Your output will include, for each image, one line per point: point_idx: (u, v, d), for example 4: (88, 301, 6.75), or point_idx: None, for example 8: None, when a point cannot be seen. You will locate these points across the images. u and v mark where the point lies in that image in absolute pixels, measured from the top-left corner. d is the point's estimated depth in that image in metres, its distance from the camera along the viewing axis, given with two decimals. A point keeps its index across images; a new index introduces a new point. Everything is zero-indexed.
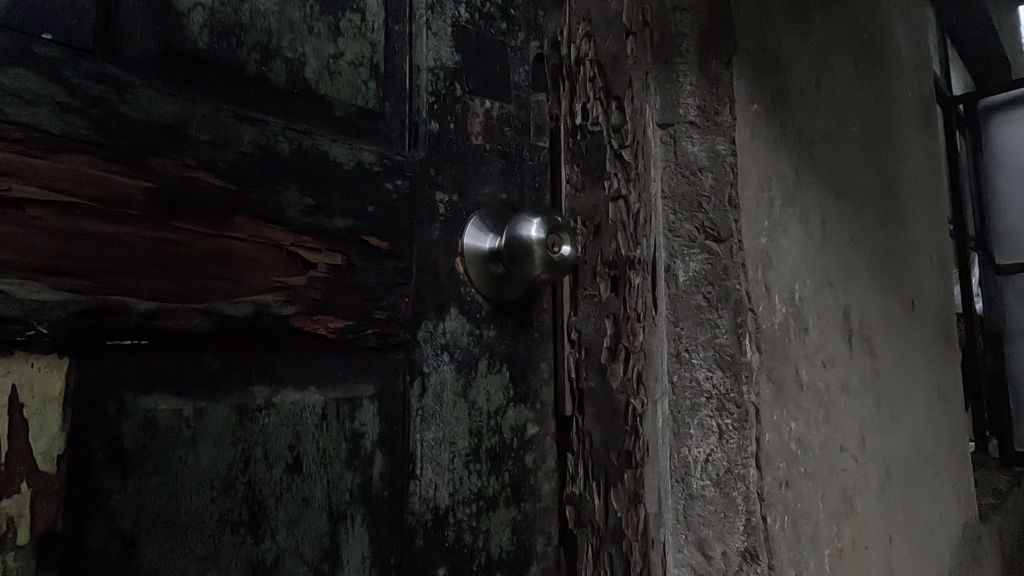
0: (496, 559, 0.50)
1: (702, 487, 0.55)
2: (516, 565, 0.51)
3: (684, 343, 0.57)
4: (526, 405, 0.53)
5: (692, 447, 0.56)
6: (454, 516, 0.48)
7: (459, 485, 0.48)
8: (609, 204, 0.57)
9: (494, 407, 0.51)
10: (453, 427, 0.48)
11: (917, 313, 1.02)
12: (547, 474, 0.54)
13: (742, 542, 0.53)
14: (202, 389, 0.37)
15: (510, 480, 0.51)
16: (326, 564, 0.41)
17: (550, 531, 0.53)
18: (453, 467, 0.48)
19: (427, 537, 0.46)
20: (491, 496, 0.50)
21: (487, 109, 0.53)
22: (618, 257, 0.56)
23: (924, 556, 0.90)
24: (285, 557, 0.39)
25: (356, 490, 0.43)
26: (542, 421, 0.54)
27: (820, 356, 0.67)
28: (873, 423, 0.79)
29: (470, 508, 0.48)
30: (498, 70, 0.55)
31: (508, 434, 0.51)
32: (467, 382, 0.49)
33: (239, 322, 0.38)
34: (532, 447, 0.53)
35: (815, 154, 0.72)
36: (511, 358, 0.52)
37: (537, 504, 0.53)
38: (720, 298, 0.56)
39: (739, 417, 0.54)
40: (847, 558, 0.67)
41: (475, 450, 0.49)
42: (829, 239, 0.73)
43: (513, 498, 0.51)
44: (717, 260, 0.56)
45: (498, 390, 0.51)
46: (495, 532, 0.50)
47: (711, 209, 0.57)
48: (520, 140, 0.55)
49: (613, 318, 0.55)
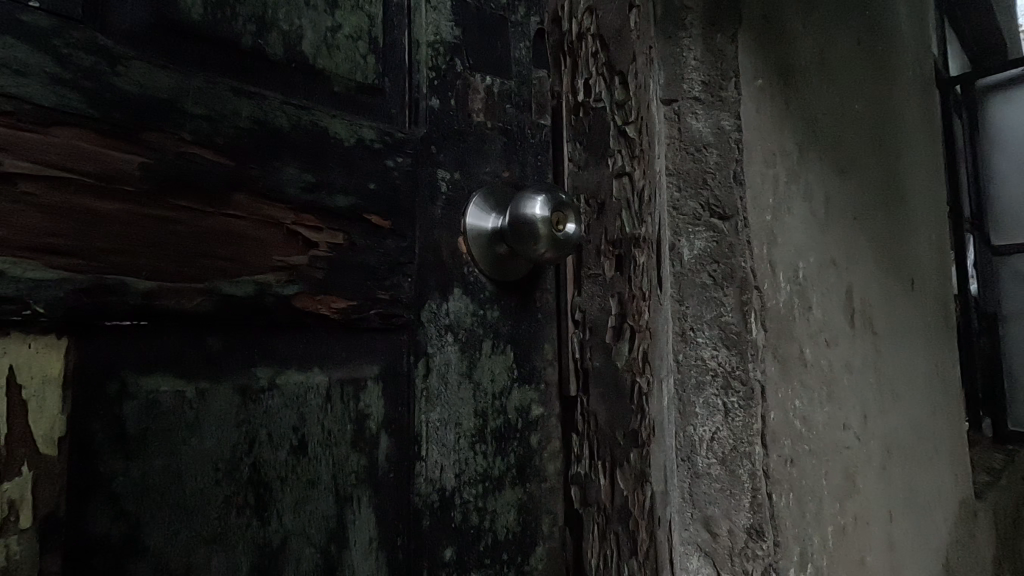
0: (503, 539, 0.50)
1: (707, 465, 0.55)
2: (523, 546, 0.51)
3: (689, 321, 0.56)
4: (531, 385, 0.52)
5: (698, 425, 0.56)
6: (461, 496, 0.47)
7: (464, 466, 0.48)
8: (612, 181, 0.55)
9: (499, 387, 0.50)
10: (458, 408, 0.48)
11: (916, 293, 1.02)
12: (551, 454, 0.53)
13: (748, 519, 0.53)
14: (205, 370, 0.36)
15: (515, 461, 0.51)
16: (332, 546, 0.40)
17: (554, 510, 0.53)
18: (460, 447, 0.48)
19: (434, 518, 0.46)
20: (497, 477, 0.50)
21: (487, 85, 0.52)
22: (622, 236, 0.55)
23: (923, 533, 0.91)
24: (292, 540, 0.38)
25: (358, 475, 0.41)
26: (546, 401, 0.53)
27: (823, 335, 0.67)
28: (874, 402, 0.80)
29: (476, 488, 0.48)
30: (499, 45, 0.53)
31: (513, 415, 0.51)
32: (472, 361, 0.49)
33: (242, 302, 0.37)
34: (536, 427, 0.52)
35: (818, 131, 0.72)
36: (515, 338, 0.52)
37: (542, 484, 0.52)
38: (725, 276, 0.55)
39: (745, 395, 0.54)
40: (850, 534, 0.67)
41: (480, 430, 0.49)
42: (831, 217, 0.73)
43: (519, 479, 0.51)
44: (722, 237, 0.56)
45: (502, 369, 0.51)
46: (502, 512, 0.50)
47: (715, 186, 0.56)
48: (521, 117, 0.54)
49: (618, 297, 0.54)
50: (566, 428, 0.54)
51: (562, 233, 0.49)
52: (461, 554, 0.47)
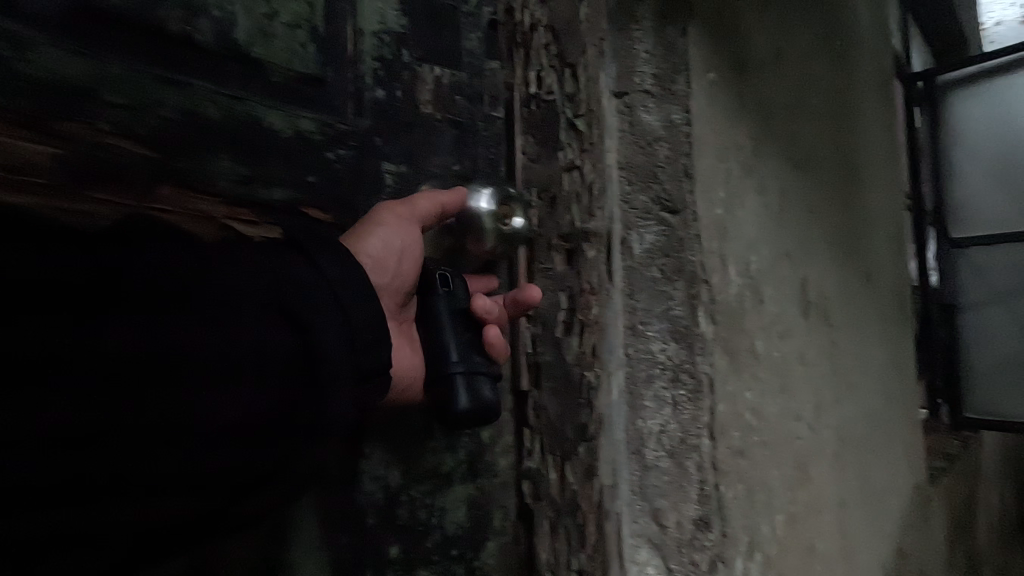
0: (454, 535, 0.49)
1: (656, 457, 0.54)
2: (473, 541, 0.51)
3: (639, 315, 0.54)
4: None
5: (647, 419, 0.54)
6: (408, 494, 0.47)
7: (413, 462, 0.47)
8: (563, 175, 0.55)
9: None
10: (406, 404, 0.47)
11: (873, 284, 1.04)
12: (504, 449, 0.54)
13: (696, 510, 0.53)
14: (214, 383, 0.32)
15: (467, 456, 0.51)
16: (273, 545, 0.40)
17: (507, 505, 0.53)
18: (407, 442, 0.47)
19: (379, 516, 0.45)
20: (447, 473, 0.49)
21: (436, 77, 0.51)
22: (573, 230, 0.54)
23: (876, 518, 0.94)
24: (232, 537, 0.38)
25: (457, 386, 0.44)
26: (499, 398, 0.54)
27: (776, 327, 0.68)
28: (828, 392, 0.81)
29: (425, 486, 0.48)
30: (450, 36, 0.53)
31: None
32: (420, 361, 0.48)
33: (226, 297, 0.33)
34: (488, 423, 0.53)
35: (773, 125, 0.72)
36: None
37: (494, 479, 0.53)
38: (675, 270, 0.55)
39: (693, 388, 0.54)
40: (800, 521, 0.68)
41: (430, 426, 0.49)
42: (786, 210, 0.74)
43: (470, 474, 0.51)
44: (671, 231, 0.55)
45: None
46: (452, 508, 0.49)
47: (666, 180, 0.55)
48: (473, 110, 0.54)
49: (568, 291, 0.54)
50: (518, 424, 0.54)
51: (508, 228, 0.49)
52: (409, 552, 0.46)
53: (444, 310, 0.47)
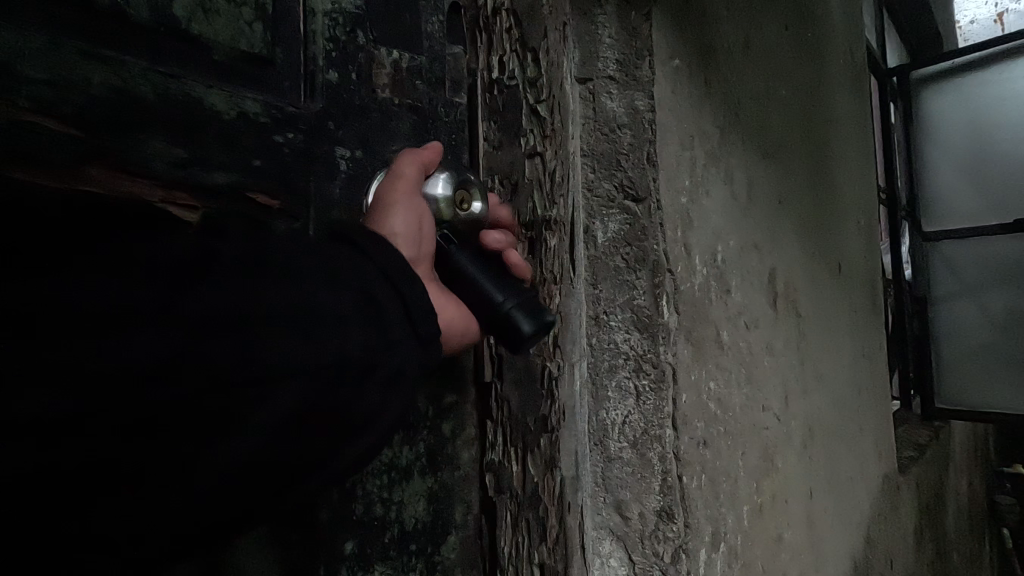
0: (412, 530, 0.47)
1: (619, 448, 0.53)
2: (434, 536, 0.49)
3: (602, 305, 0.55)
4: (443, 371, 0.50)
5: (610, 409, 0.54)
6: (363, 488, 0.45)
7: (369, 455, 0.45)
8: (525, 162, 0.53)
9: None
10: None
11: (844, 277, 1.05)
12: (466, 442, 0.52)
13: (658, 502, 0.52)
14: (284, 360, 0.26)
15: (426, 449, 0.49)
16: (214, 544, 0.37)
17: (470, 498, 0.52)
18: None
19: (332, 512, 0.43)
20: (405, 468, 0.47)
21: (394, 60, 0.49)
22: (535, 217, 0.53)
23: (844, 507, 0.94)
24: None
25: (511, 309, 0.41)
26: (461, 390, 0.52)
27: (743, 317, 0.68)
28: (796, 382, 0.81)
29: (382, 479, 0.46)
30: (407, 17, 0.50)
31: (424, 403, 0.49)
32: None
33: (264, 274, 0.27)
34: (450, 415, 0.51)
35: (741, 115, 0.72)
36: None
37: (455, 473, 0.51)
38: (638, 259, 0.54)
39: (656, 378, 0.52)
40: (766, 511, 0.68)
41: None
42: (754, 200, 0.73)
43: (430, 467, 0.49)
44: (635, 220, 0.54)
45: None
46: (411, 501, 0.47)
47: (629, 167, 0.54)
48: (434, 94, 0.52)
49: (530, 280, 0.52)
50: (482, 417, 0.52)
51: (467, 211, 0.45)
52: (364, 547, 0.44)
53: (467, 260, 0.43)
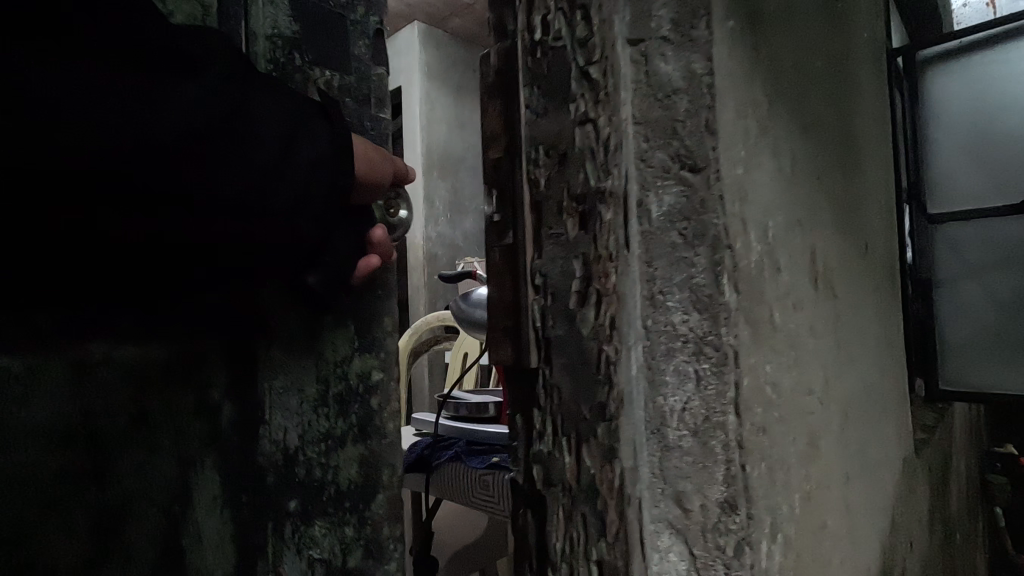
0: (346, 489, 0.60)
1: (679, 438, 0.49)
2: (367, 491, 0.62)
3: (658, 284, 0.50)
4: (371, 354, 0.62)
5: (669, 395, 0.50)
6: (304, 454, 0.58)
7: (308, 427, 0.58)
8: (575, 129, 0.49)
9: (338, 356, 0.60)
10: (302, 378, 0.58)
11: (870, 257, 1.03)
12: (391, 414, 0.64)
13: (722, 493, 0.49)
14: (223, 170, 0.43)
15: (356, 421, 0.61)
16: (174, 505, 0.47)
17: (393, 462, 0.64)
18: (302, 408, 0.58)
19: (280, 474, 0.56)
20: (339, 435, 0.60)
21: (328, 81, 0.59)
22: (587, 189, 0.49)
23: (874, 491, 0.93)
24: (134, 501, 0.44)
25: (314, 280, 0.55)
26: (386, 368, 0.64)
27: (790, 298, 0.64)
28: (834, 366, 0.79)
29: (318, 446, 0.58)
30: (338, 47, 0.61)
31: (354, 381, 0.61)
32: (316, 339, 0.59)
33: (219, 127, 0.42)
34: (375, 391, 0.63)
35: (784, 86, 0.68)
36: (356, 314, 0.62)
37: (383, 441, 0.63)
38: (697, 234, 0.50)
39: (717, 361, 0.49)
40: (814, 499, 0.66)
41: (323, 394, 0.59)
42: (797, 175, 0.70)
43: (359, 436, 0.61)
44: (692, 192, 0.50)
45: (344, 342, 0.61)
46: (346, 464, 0.60)
47: (687, 135, 0.50)
48: (361, 108, 0.63)
49: (582, 258, 0.49)
50: (513, 410, 0.55)
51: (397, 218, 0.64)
52: (305, 505, 0.58)
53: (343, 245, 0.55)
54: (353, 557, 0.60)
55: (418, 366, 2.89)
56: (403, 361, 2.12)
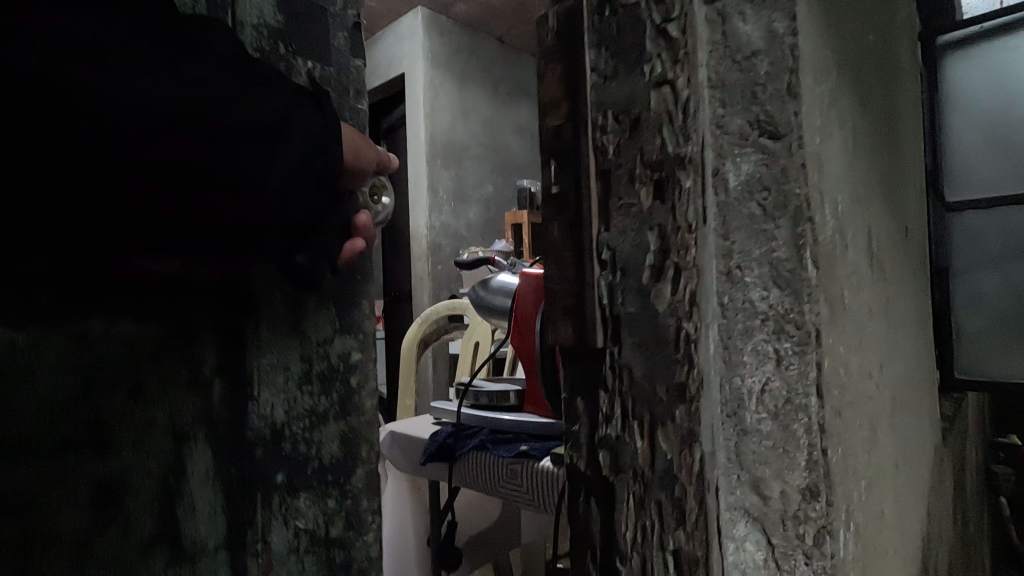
0: (328, 464, 0.52)
1: (757, 421, 0.47)
2: (346, 467, 0.53)
3: (735, 258, 0.47)
4: (350, 333, 0.53)
5: (746, 376, 0.47)
6: (292, 429, 0.50)
7: (295, 405, 0.50)
8: (650, 92, 0.46)
9: (321, 337, 0.52)
10: (287, 354, 0.50)
11: (910, 241, 1.00)
12: (371, 392, 0.55)
13: (803, 479, 0.46)
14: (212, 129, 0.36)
15: (339, 398, 0.53)
16: (170, 485, 0.42)
17: (375, 438, 0.55)
18: (286, 386, 0.50)
19: (268, 447, 0.48)
20: (322, 413, 0.52)
21: (308, 73, 0.51)
22: (663, 156, 0.45)
23: (915, 478, 0.91)
24: (128, 490, 0.40)
25: (302, 259, 0.46)
26: (366, 348, 0.55)
27: (854, 277, 0.62)
28: (886, 349, 0.76)
29: (304, 423, 0.50)
30: (319, 32, 0.52)
31: (335, 362, 0.52)
32: (298, 316, 0.50)
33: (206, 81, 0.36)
34: (357, 371, 0.54)
35: (846, 54, 0.65)
36: (338, 293, 0.53)
37: (361, 418, 0.54)
38: (778, 205, 0.47)
39: (800, 340, 0.46)
40: (874, 485, 0.64)
41: (308, 373, 0.51)
42: (856, 149, 0.67)
43: (342, 413, 0.53)
44: (773, 160, 0.47)
45: (327, 322, 0.52)
46: (327, 441, 0.52)
47: (767, 100, 0.47)
48: (342, 104, 0.54)
49: (658, 230, 0.45)
50: (572, 393, 0.53)
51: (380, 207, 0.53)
52: (293, 477, 0.50)
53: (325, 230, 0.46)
54: (335, 527, 0.52)
55: (422, 356, 2.86)
56: (408, 350, 2.04)
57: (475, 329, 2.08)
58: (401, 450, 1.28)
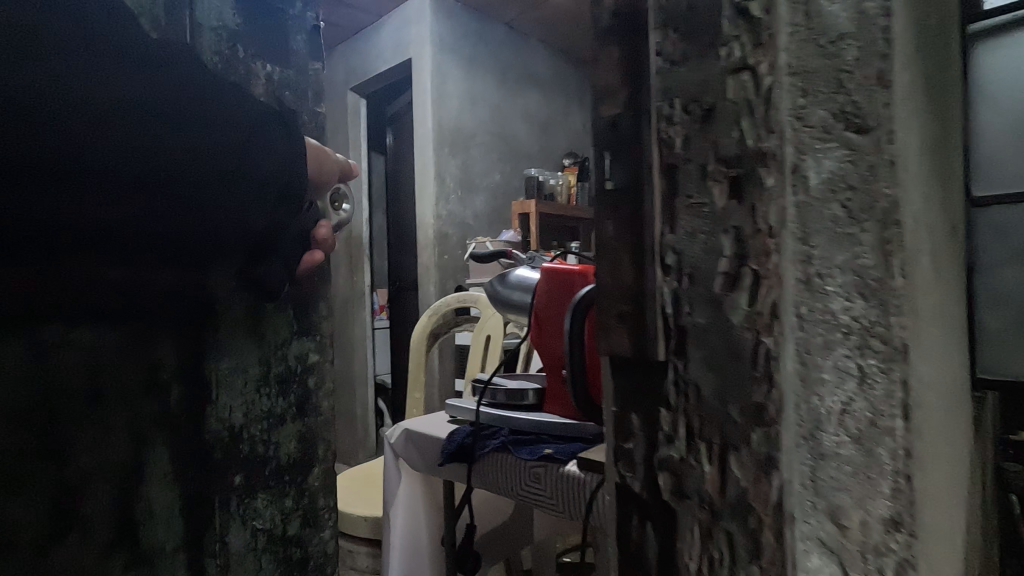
0: (287, 464, 0.87)
1: (837, 444, 0.42)
2: (303, 467, 0.90)
3: (816, 265, 0.42)
4: (310, 336, 0.90)
5: (825, 395, 0.42)
6: (248, 433, 0.83)
7: (251, 407, 0.83)
8: (727, 79, 0.41)
9: (280, 337, 0.86)
10: (245, 362, 0.82)
11: (959, 238, 0.95)
12: (325, 392, 0.92)
13: (887, 509, 0.43)
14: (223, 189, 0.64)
15: (295, 399, 0.88)
16: (126, 486, 0.70)
17: (328, 439, 0.93)
18: (246, 387, 0.82)
19: (225, 449, 0.80)
20: (280, 414, 0.86)
21: None
22: (741, 151, 0.41)
23: (960, 491, 0.87)
24: (88, 486, 0.66)
25: (260, 271, 0.77)
26: (322, 349, 0.91)
27: (926, 280, 0.57)
28: (944, 355, 0.71)
29: (264, 425, 0.84)
30: None
31: (293, 361, 0.88)
32: (261, 313, 0.84)
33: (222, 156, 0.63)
34: (312, 370, 0.90)
35: (921, 37, 0.59)
36: (300, 302, 0.88)
37: (318, 417, 0.91)
38: (863, 207, 0.43)
39: (885, 357, 0.42)
40: (941, 503, 0.59)
41: (265, 376, 0.85)
42: (927, 141, 0.62)
43: (298, 415, 0.88)
44: (860, 156, 0.42)
45: (285, 326, 0.87)
46: (283, 442, 0.87)
47: (856, 89, 0.42)
48: None
49: (733, 233, 0.41)
50: (624, 407, 0.49)
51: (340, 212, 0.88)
52: (249, 481, 0.83)
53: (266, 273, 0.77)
54: None
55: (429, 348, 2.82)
56: (416, 341, 2.00)
57: (485, 322, 2.03)
58: (416, 449, 1.25)
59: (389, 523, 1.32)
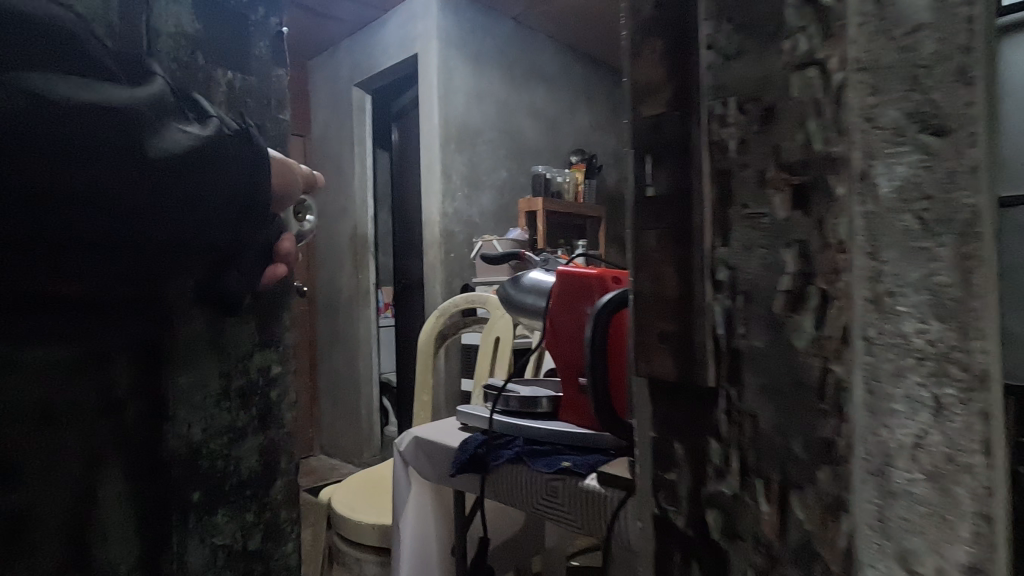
0: (247, 480, 0.80)
1: (908, 481, 0.37)
2: (266, 480, 0.82)
3: (887, 283, 0.37)
4: (271, 349, 0.81)
5: (897, 427, 0.37)
6: (209, 446, 0.75)
7: (212, 420, 0.75)
8: (791, 76, 0.37)
9: (237, 351, 0.77)
10: (204, 376, 0.74)
11: None
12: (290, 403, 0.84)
13: (967, 556, 0.36)
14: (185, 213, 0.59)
15: (258, 412, 0.80)
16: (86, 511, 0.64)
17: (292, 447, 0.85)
18: (206, 403, 0.74)
19: (186, 467, 0.73)
20: (242, 428, 0.78)
21: None
22: (806, 156, 0.37)
23: None
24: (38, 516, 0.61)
25: (230, 278, 0.71)
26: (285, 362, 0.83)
27: None
28: None
29: (223, 440, 0.76)
30: None
31: (255, 374, 0.79)
32: (218, 333, 0.75)
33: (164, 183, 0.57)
34: (276, 384, 0.82)
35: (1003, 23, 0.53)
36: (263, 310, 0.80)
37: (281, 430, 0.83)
38: (940, 220, 0.36)
39: (966, 387, 0.36)
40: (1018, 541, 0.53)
41: (225, 390, 0.76)
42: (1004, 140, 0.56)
43: (261, 428, 0.81)
44: (939, 161, 0.36)
45: (247, 338, 0.78)
46: (248, 456, 0.79)
47: (935, 84, 0.35)
48: None
49: (797, 247, 0.37)
50: (667, 433, 0.46)
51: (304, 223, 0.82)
52: (210, 499, 0.76)
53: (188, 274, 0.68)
54: None
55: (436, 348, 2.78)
56: (424, 339, 1.97)
57: (495, 322, 1.98)
58: (426, 457, 1.21)
59: (397, 533, 1.27)
